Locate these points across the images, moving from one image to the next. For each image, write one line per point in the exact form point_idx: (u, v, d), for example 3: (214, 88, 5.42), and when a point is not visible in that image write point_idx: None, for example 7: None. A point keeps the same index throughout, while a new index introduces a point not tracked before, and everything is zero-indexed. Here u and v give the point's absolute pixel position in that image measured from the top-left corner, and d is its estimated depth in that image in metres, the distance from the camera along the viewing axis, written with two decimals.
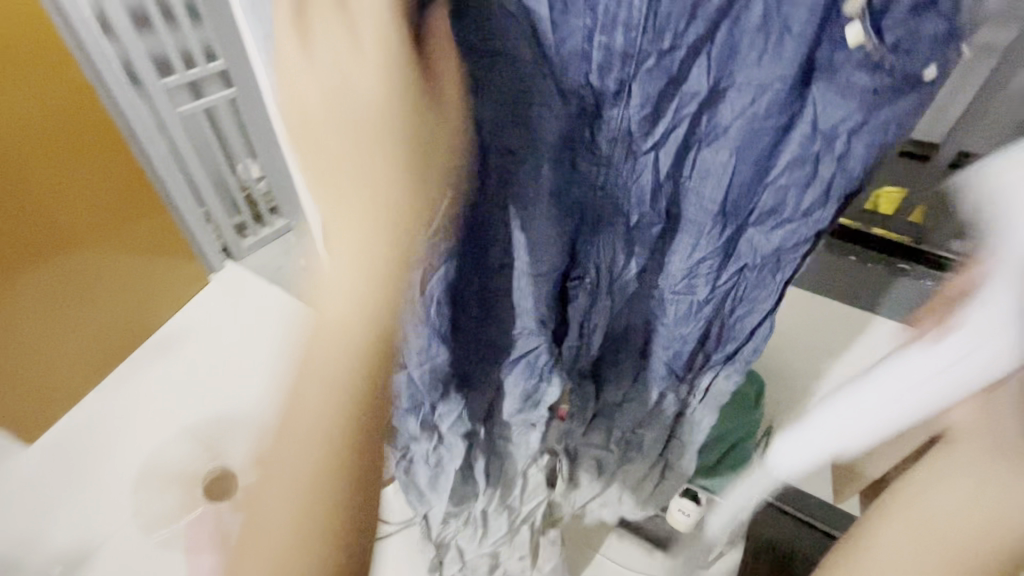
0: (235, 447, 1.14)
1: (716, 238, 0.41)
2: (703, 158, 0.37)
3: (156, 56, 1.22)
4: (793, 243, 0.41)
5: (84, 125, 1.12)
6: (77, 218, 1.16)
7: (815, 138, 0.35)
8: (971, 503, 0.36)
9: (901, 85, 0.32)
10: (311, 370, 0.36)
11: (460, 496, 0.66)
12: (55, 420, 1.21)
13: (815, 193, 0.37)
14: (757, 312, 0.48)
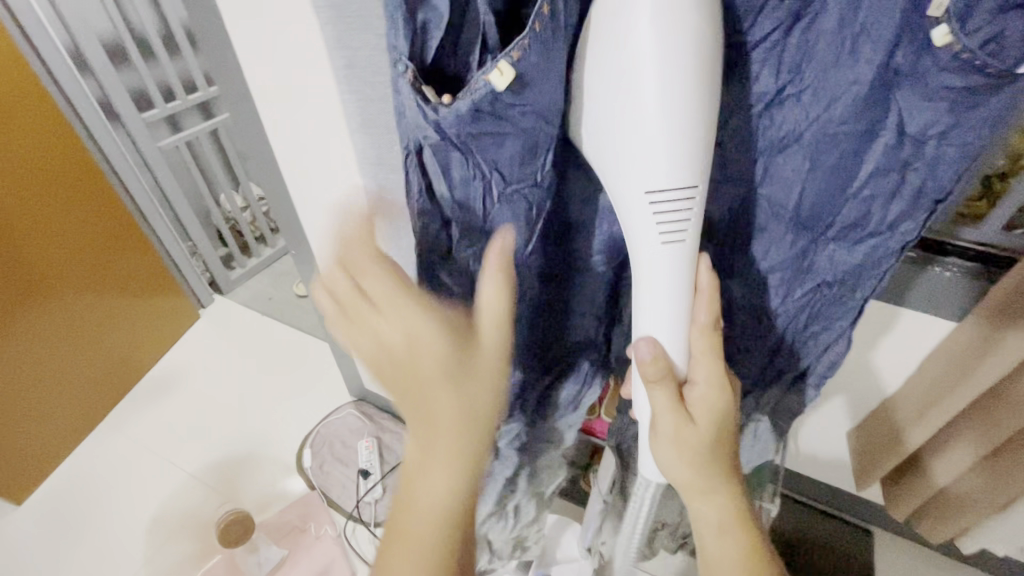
0: (242, 489, 1.10)
1: (790, 244, 0.40)
2: (775, 166, 0.37)
3: (134, 90, 1.21)
4: (879, 257, 0.38)
5: (75, 163, 1.09)
6: (66, 259, 1.11)
7: (901, 146, 0.32)
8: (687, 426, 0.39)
9: (1002, 85, 0.27)
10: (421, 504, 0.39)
11: (504, 497, 0.63)
12: (45, 476, 1.14)
13: (900, 202, 0.34)
14: (833, 330, 0.44)
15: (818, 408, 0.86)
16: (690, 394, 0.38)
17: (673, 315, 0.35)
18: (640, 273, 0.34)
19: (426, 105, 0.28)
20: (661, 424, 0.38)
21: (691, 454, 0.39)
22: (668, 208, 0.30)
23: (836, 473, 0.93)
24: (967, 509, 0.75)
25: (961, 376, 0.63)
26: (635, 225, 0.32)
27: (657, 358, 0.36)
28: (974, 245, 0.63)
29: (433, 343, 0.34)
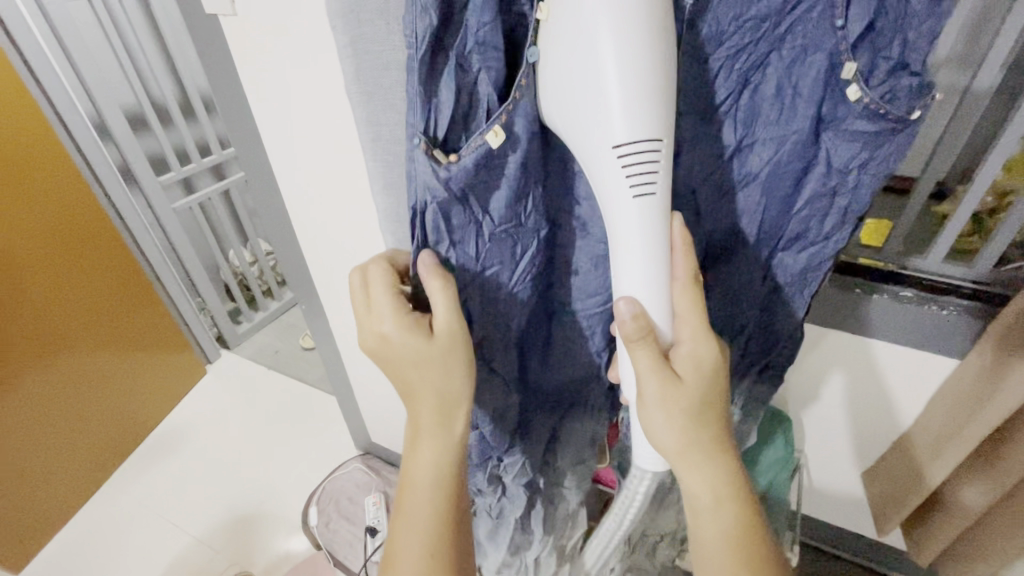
0: (248, 551, 1.06)
1: (751, 264, 0.41)
2: (737, 199, 0.38)
3: (153, 155, 1.27)
4: (818, 264, 0.41)
5: (90, 224, 1.13)
6: (80, 317, 1.13)
7: (830, 175, 0.36)
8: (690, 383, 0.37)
9: (899, 129, 0.33)
10: (407, 508, 0.44)
11: (517, 545, 0.59)
12: (45, 541, 1.11)
13: (834, 219, 0.38)
14: (788, 332, 0.45)
15: (830, 449, 0.86)
16: (677, 354, 0.36)
17: (648, 277, 0.34)
18: (612, 226, 0.33)
19: (438, 165, 0.31)
20: (647, 387, 0.36)
21: (684, 415, 0.37)
22: (643, 154, 0.30)
23: (855, 518, 0.91)
24: (993, 551, 0.73)
25: (970, 413, 0.63)
26: (604, 178, 0.32)
27: (638, 315, 0.34)
28: (970, 284, 0.64)
29: (406, 341, 0.39)
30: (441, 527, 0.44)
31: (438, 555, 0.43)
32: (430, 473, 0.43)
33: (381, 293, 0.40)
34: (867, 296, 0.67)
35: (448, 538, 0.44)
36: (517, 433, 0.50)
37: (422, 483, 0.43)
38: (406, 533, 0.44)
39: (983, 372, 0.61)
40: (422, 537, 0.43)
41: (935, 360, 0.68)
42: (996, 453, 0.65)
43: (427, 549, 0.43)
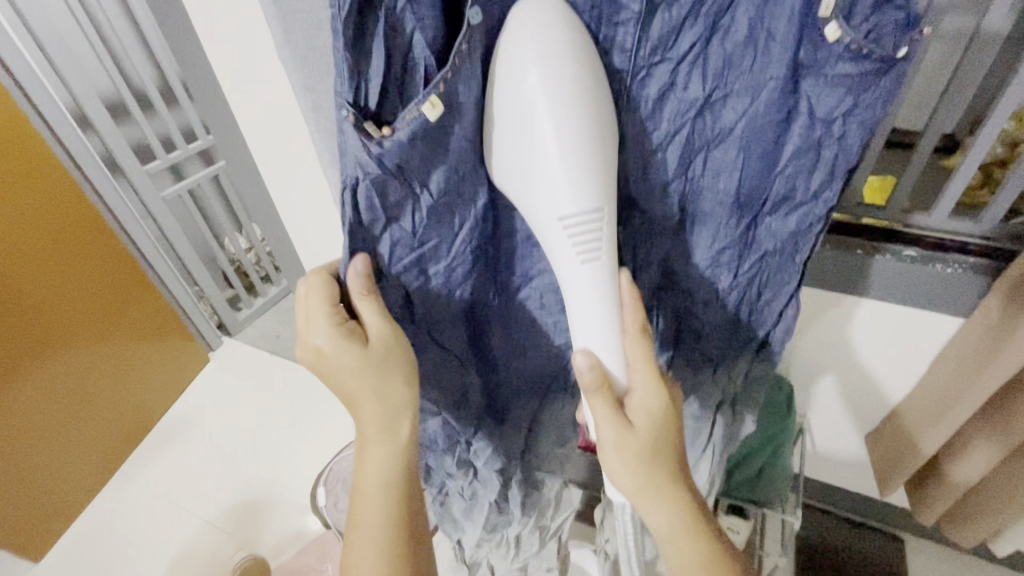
0: (259, 533, 1.09)
1: (734, 228, 0.39)
2: (712, 158, 0.36)
3: (136, 144, 1.25)
4: (808, 226, 0.38)
5: (76, 219, 1.10)
6: (75, 313, 1.13)
7: (814, 125, 0.33)
8: (645, 430, 0.36)
9: (886, 69, 0.30)
10: (360, 516, 0.45)
11: (494, 524, 0.58)
12: (63, 530, 1.14)
13: (821, 174, 0.35)
14: (780, 299, 0.43)
15: (833, 413, 0.85)
16: (631, 403, 0.36)
17: (603, 325, 0.34)
18: (568, 292, 0.34)
19: (369, 141, 0.29)
20: (604, 436, 0.36)
21: (637, 458, 0.37)
22: (587, 232, 0.32)
23: (862, 479, 0.90)
24: (1000, 509, 0.72)
25: (975, 371, 0.62)
26: (556, 248, 0.33)
27: (594, 367, 0.35)
28: (981, 240, 0.62)
29: (342, 354, 0.38)
30: (394, 532, 0.45)
31: (394, 556, 0.45)
32: (379, 480, 0.43)
33: (323, 303, 0.38)
34: (871, 256, 0.64)
35: (403, 540, 0.45)
36: (486, 411, 0.49)
37: (373, 490, 0.44)
38: (360, 540, 0.45)
39: (987, 329, 0.60)
40: (377, 543, 0.44)
41: (939, 319, 0.67)
42: (1002, 412, 0.64)
43: (384, 552, 0.44)
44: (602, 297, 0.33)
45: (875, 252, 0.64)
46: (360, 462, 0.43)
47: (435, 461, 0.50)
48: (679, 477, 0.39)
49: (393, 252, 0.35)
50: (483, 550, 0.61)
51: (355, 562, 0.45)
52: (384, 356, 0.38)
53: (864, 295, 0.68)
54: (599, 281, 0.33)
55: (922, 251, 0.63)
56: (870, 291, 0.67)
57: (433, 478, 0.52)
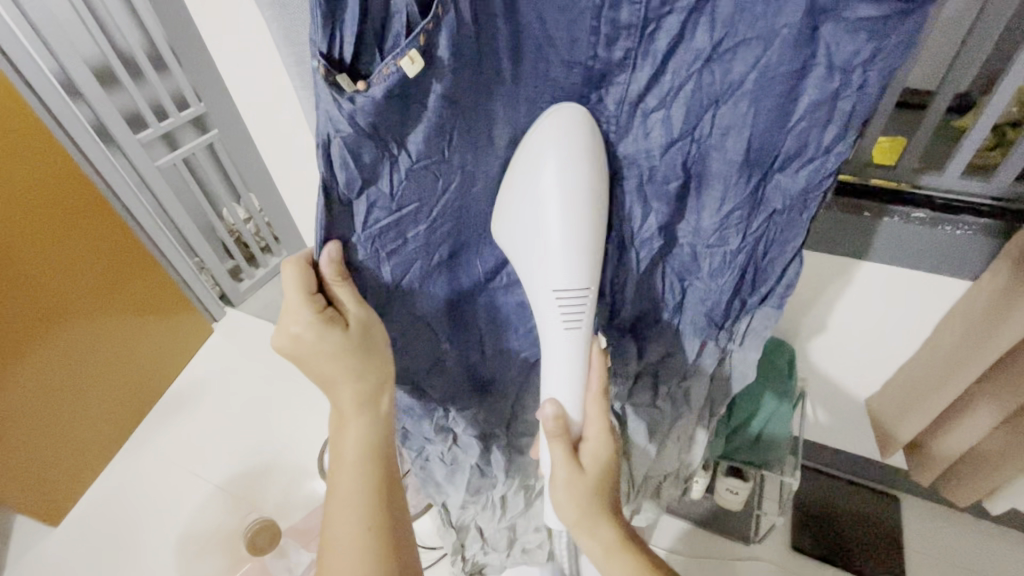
0: (269, 497, 1.11)
1: (742, 187, 0.37)
2: (720, 114, 0.35)
3: (127, 113, 1.22)
4: (819, 183, 0.36)
5: (72, 191, 1.08)
6: (75, 285, 1.12)
7: (832, 76, 0.31)
8: (594, 465, 0.43)
9: (912, 10, 0.28)
10: (339, 487, 0.46)
11: (477, 486, 0.58)
12: (79, 495, 1.18)
13: (834, 129, 0.33)
14: (789, 254, 0.41)
15: (831, 375, 0.85)
16: (583, 447, 0.44)
17: (567, 384, 0.40)
18: (547, 353, 0.40)
19: (340, 96, 0.27)
20: (557, 473, 0.43)
21: (585, 492, 0.44)
22: (573, 308, 0.38)
23: (859, 441, 0.92)
24: (1000, 467, 0.74)
25: (984, 333, 0.62)
26: (544, 315, 0.39)
27: (558, 417, 0.41)
28: (986, 200, 0.60)
29: (322, 336, 0.37)
30: (373, 504, 0.46)
31: (373, 527, 0.46)
32: (360, 452, 0.44)
33: (294, 292, 0.36)
34: (878, 218, 0.63)
35: (383, 511, 0.46)
36: (473, 380, 0.49)
37: (352, 460, 0.45)
38: (338, 510, 0.46)
39: (995, 289, 0.59)
40: (357, 514, 0.45)
41: (946, 283, 0.66)
42: (1007, 373, 0.64)
43: (363, 522, 0.45)
44: (572, 360, 0.40)
45: (883, 214, 0.62)
46: (342, 435, 0.44)
47: (412, 426, 0.49)
48: (613, 518, 0.46)
49: (369, 218, 0.33)
50: (469, 512, 0.62)
51: (334, 532, 0.46)
52: (360, 332, 0.38)
53: (861, 256, 0.67)
54: (570, 345, 0.39)
55: (932, 213, 0.61)
56: (866, 252, 0.66)
57: (411, 441, 0.51)
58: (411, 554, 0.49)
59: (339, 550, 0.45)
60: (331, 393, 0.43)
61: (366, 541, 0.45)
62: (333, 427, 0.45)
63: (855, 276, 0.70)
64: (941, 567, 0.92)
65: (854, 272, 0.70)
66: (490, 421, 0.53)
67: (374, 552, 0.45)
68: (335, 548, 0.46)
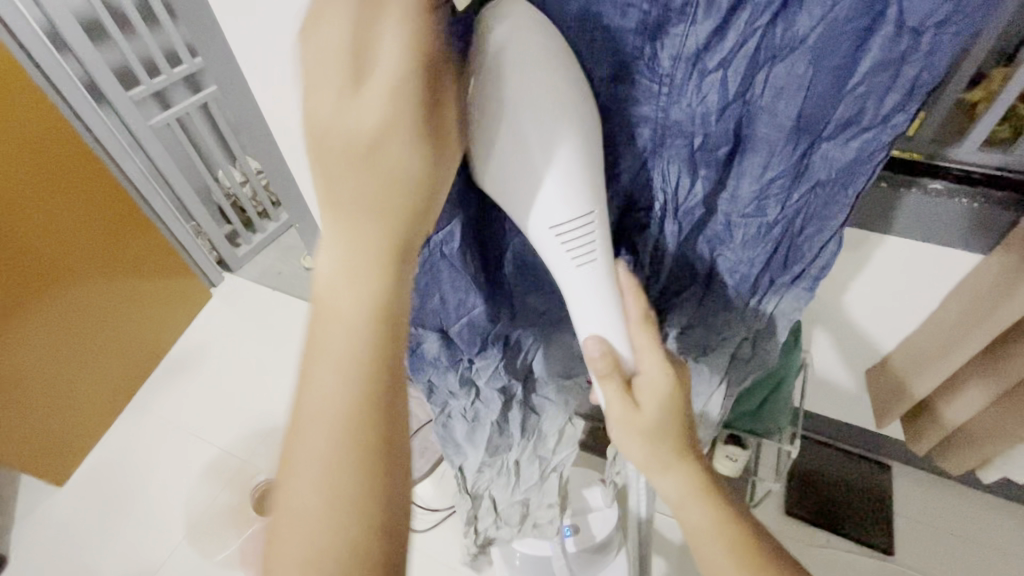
0: (273, 459, 1.13)
1: (788, 153, 0.36)
2: (775, 74, 0.33)
3: (118, 68, 1.16)
4: (870, 154, 0.35)
5: (64, 151, 1.05)
6: (69, 248, 1.10)
7: (900, 36, 0.30)
8: (650, 412, 0.37)
9: None
10: (322, 342, 0.29)
11: (495, 447, 0.58)
12: (83, 457, 1.19)
13: (896, 96, 0.32)
14: (827, 232, 0.41)
15: (832, 348, 0.86)
16: (639, 382, 0.37)
17: (601, 314, 0.35)
18: (567, 292, 0.35)
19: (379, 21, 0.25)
20: (609, 413, 0.37)
21: (644, 438, 0.38)
22: (577, 240, 0.33)
23: (855, 412, 0.94)
24: (994, 439, 0.75)
25: (989, 309, 0.62)
26: (550, 253, 0.33)
27: (606, 354, 0.36)
28: (999, 172, 0.59)
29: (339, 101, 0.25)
30: (367, 380, 0.28)
31: (366, 414, 0.28)
32: (360, 300, 0.28)
33: (342, 31, 0.24)
34: (898, 190, 0.62)
35: (381, 403, 0.29)
36: (494, 341, 0.48)
37: (348, 305, 0.28)
38: (319, 372, 0.29)
39: (1008, 264, 0.59)
40: (346, 383, 0.28)
41: (956, 256, 0.66)
42: (1009, 347, 0.65)
43: (350, 404, 0.28)
44: (602, 291, 0.35)
45: (901, 187, 0.61)
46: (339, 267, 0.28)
47: (438, 379, 0.51)
48: (689, 454, 0.40)
49: None
50: (486, 476, 0.62)
51: (309, 402, 0.29)
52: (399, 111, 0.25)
53: (881, 229, 0.66)
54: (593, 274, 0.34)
55: (950, 184, 0.61)
56: (888, 225, 0.65)
57: (435, 395, 0.53)
58: (401, 476, 0.29)
59: (312, 436, 0.28)
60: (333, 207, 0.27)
61: (352, 438, 0.28)
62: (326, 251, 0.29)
63: (866, 248, 0.70)
64: (925, 532, 0.95)
65: (867, 244, 0.70)
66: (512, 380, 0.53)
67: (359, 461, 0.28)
68: (306, 435, 0.29)
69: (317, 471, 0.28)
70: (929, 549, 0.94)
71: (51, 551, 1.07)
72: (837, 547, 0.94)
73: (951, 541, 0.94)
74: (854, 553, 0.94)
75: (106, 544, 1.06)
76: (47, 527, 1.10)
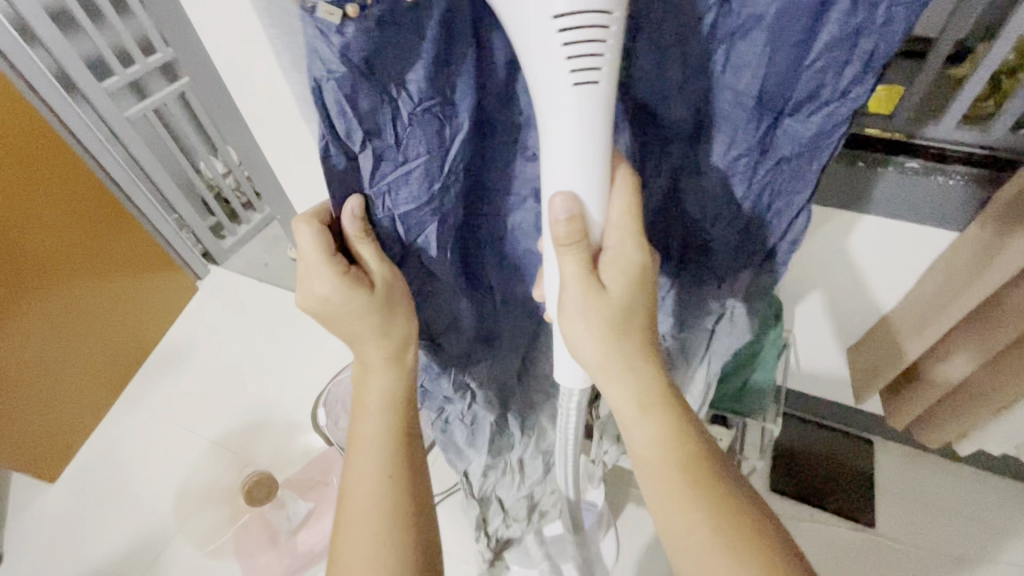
0: (264, 450, 1.14)
1: (752, 131, 0.36)
2: (735, 49, 0.33)
3: (90, 60, 1.13)
4: (832, 128, 0.35)
5: (37, 146, 1.02)
6: (49, 246, 1.08)
7: (855, 10, 0.29)
8: (614, 297, 0.38)
9: None
10: (360, 446, 0.45)
11: (499, 445, 0.60)
12: (74, 453, 1.19)
13: (852, 69, 0.32)
14: (793, 208, 0.41)
15: (815, 328, 0.87)
16: (604, 260, 0.37)
17: (582, 161, 0.32)
18: (547, 131, 0.32)
19: (326, 31, 0.26)
20: (568, 291, 0.37)
21: (605, 324, 0.38)
22: (582, 48, 0.28)
23: (837, 390, 0.96)
24: (972, 411, 0.77)
25: (962, 286, 0.63)
26: (543, 68, 0.29)
27: (571, 215, 0.34)
28: (979, 150, 0.59)
29: (345, 297, 0.39)
30: (397, 468, 0.45)
31: (399, 490, 0.44)
32: (382, 401, 0.45)
33: (327, 282, 0.39)
34: (874, 170, 0.62)
35: (405, 484, 0.45)
36: (479, 335, 0.49)
37: (376, 410, 0.45)
38: (359, 465, 0.45)
39: (981, 241, 0.60)
40: (378, 460, 0.44)
41: (933, 233, 0.67)
42: (983, 324, 0.66)
43: (386, 485, 0.44)
44: (589, 135, 0.31)
45: (877, 168, 0.62)
46: (368, 403, 0.45)
47: (432, 385, 0.50)
48: (648, 354, 0.41)
49: (376, 171, 0.33)
50: (491, 478, 0.64)
51: (356, 486, 0.44)
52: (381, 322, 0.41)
53: (859, 210, 0.67)
54: (581, 116, 0.30)
55: (926, 163, 0.61)
56: (865, 207, 0.66)
57: (432, 403, 0.52)
58: (425, 534, 0.45)
59: (361, 520, 0.43)
60: (364, 367, 0.45)
61: (393, 510, 0.44)
62: (357, 398, 0.46)
63: (843, 229, 0.71)
64: (905, 504, 0.98)
65: (845, 224, 0.70)
66: (500, 373, 0.54)
67: (394, 526, 0.43)
68: (358, 521, 0.43)
69: (365, 540, 0.43)
70: (910, 519, 0.96)
71: (47, 543, 1.07)
72: (822, 521, 0.96)
73: (932, 512, 0.97)
74: (837, 526, 0.96)
75: (101, 540, 1.06)
76: (42, 521, 1.10)
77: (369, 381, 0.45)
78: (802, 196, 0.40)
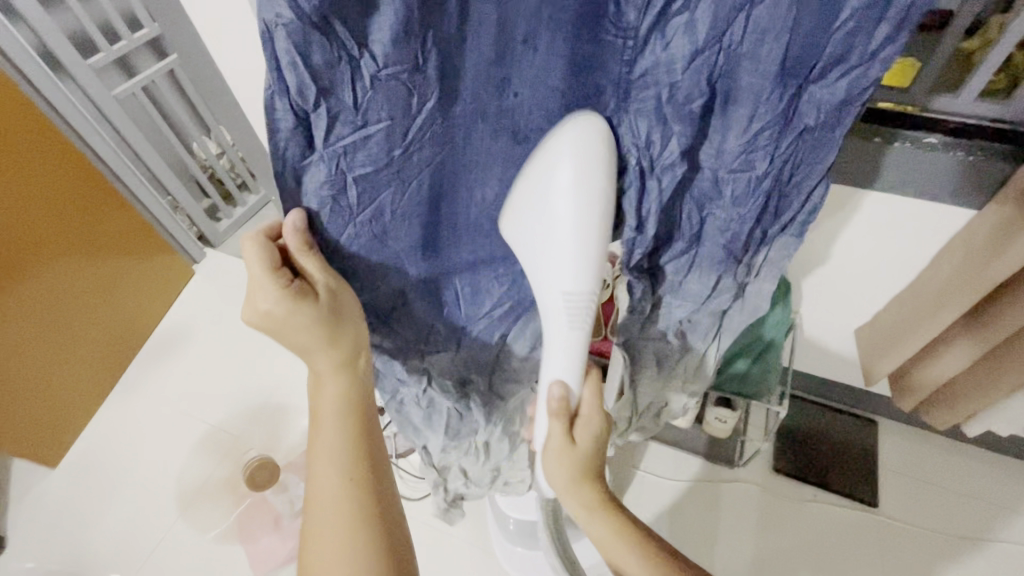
0: (265, 434, 1.13)
1: (775, 102, 0.34)
2: (756, 15, 0.31)
3: (74, 35, 1.09)
4: (861, 92, 0.33)
5: (23, 127, 0.99)
6: (40, 230, 1.06)
7: None
8: (583, 449, 0.44)
9: None
10: (320, 450, 0.46)
11: (456, 430, 0.58)
12: (74, 437, 1.18)
13: (886, 27, 0.30)
14: (816, 176, 0.39)
15: (823, 309, 0.86)
16: (578, 423, 0.44)
17: (566, 365, 0.40)
18: (547, 341, 0.40)
19: None
20: (550, 444, 0.43)
21: (573, 469, 0.44)
22: (579, 308, 0.38)
23: (846, 369, 0.95)
24: (984, 393, 0.76)
25: (981, 266, 0.61)
26: (551, 312, 0.38)
27: (562, 397, 0.40)
28: (1001, 124, 0.57)
29: (289, 311, 0.40)
30: (358, 471, 0.47)
31: (361, 494, 0.46)
32: (335, 408, 0.46)
33: (271, 301, 0.39)
34: (889, 145, 0.59)
35: (366, 486, 0.47)
36: (446, 320, 0.49)
37: (330, 415, 0.46)
38: (321, 469, 0.46)
39: (1002, 220, 0.57)
40: (338, 463, 0.46)
41: (949, 212, 0.65)
42: (1000, 305, 0.64)
43: (348, 489, 0.46)
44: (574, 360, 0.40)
45: (891, 143, 0.59)
46: (323, 409, 0.46)
47: (385, 367, 0.51)
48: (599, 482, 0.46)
49: (331, 132, 0.31)
50: (452, 456, 0.63)
51: (319, 489, 0.46)
52: (328, 337, 0.42)
53: (872, 187, 0.64)
54: (570, 346, 0.39)
55: (945, 138, 0.58)
56: (877, 184, 0.64)
57: (385, 382, 0.53)
58: (396, 527, 0.48)
59: (329, 521, 0.46)
60: (316, 377, 0.46)
61: (358, 511, 0.46)
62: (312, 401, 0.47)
63: (856, 207, 0.69)
64: (908, 484, 0.98)
65: (858, 203, 0.68)
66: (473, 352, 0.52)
67: (362, 525, 0.46)
68: (326, 522, 0.46)
69: (335, 539, 0.45)
70: (914, 500, 0.96)
71: (50, 527, 1.08)
72: (825, 502, 0.96)
73: (935, 492, 0.97)
74: (841, 507, 0.96)
75: (104, 524, 1.06)
76: (44, 505, 1.10)
77: (323, 389, 0.46)
78: (829, 156, 0.37)
